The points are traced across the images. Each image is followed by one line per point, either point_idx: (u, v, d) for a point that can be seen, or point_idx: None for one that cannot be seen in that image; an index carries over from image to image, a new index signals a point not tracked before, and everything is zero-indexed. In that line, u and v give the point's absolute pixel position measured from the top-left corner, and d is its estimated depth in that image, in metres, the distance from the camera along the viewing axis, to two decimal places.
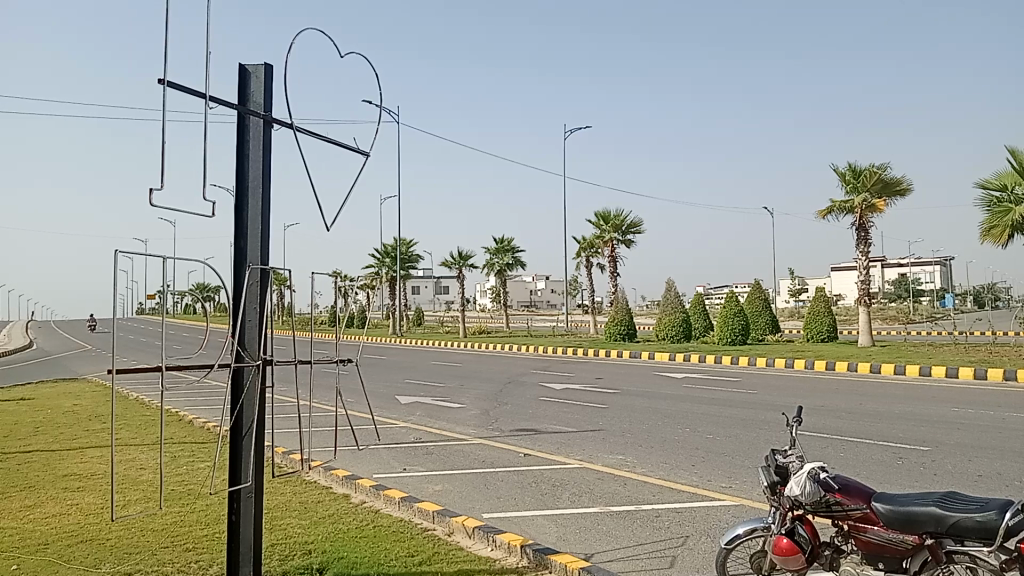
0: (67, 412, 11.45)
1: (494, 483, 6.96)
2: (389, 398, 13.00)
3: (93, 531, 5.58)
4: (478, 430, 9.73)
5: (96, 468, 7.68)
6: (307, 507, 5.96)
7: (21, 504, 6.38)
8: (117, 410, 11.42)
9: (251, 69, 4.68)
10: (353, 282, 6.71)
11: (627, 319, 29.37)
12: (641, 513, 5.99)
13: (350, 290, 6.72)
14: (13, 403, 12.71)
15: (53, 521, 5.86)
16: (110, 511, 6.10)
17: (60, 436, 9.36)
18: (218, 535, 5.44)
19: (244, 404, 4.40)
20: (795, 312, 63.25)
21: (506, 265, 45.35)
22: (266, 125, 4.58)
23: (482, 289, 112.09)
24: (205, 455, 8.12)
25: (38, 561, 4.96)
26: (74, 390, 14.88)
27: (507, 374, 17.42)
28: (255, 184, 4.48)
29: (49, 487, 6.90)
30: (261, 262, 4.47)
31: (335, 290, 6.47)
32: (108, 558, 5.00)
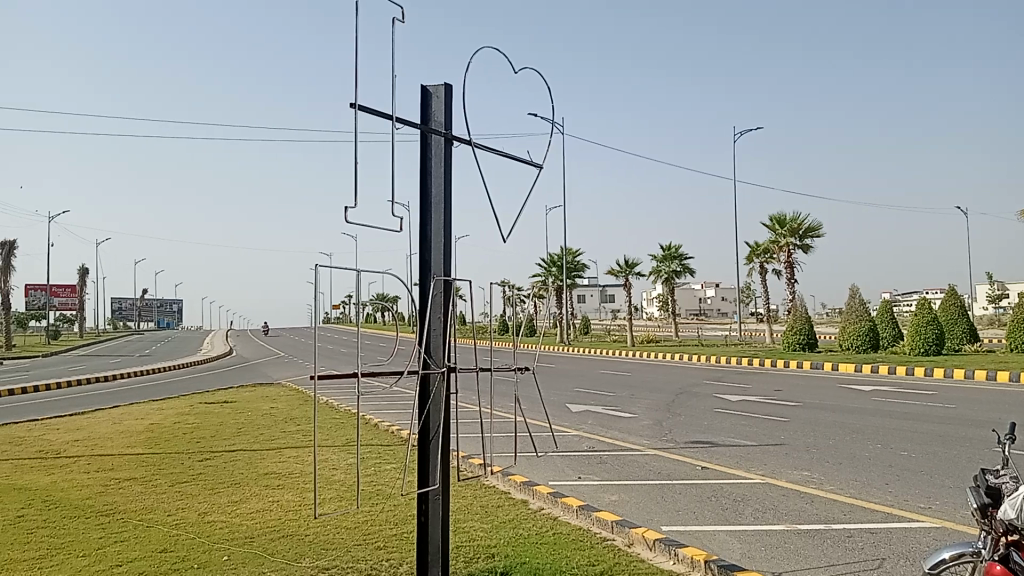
0: (265, 414, 12.36)
1: (673, 496, 6.83)
2: (561, 406, 13.12)
3: (293, 526, 5.98)
4: (652, 441, 9.63)
5: (293, 467, 8.23)
6: (488, 511, 6.11)
7: (229, 499, 6.95)
8: (309, 413, 12.19)
9: (432, 90, 4.89)
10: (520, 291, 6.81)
11: (806, 328, 28.11)
12: (831, 532, 5.71)
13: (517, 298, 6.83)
14: (218, 405, 13.85)
15: (257, 516, 6.33)
16: (309, 508, 6.52)
17: (260, 437, 10.10)
18: (406, 535, 5.68)
19: (432, 408, 4.59)
20: (997, 320, 58.11)
21: (674, 273, 44.61)
22: (447, 142, 4.77)
23: (650, 298, 110.80)
24: (390, 457, 8.52)
25: (245, 553, 5.37)
26: (271, 394, 16.03)
27: (679, 384, 17.12)
28: (438, 198, 4.66)
29: (252, 484, 7.46)
30: (444, 273, 4.65)
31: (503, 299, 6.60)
32: (307, 552, 5.34)
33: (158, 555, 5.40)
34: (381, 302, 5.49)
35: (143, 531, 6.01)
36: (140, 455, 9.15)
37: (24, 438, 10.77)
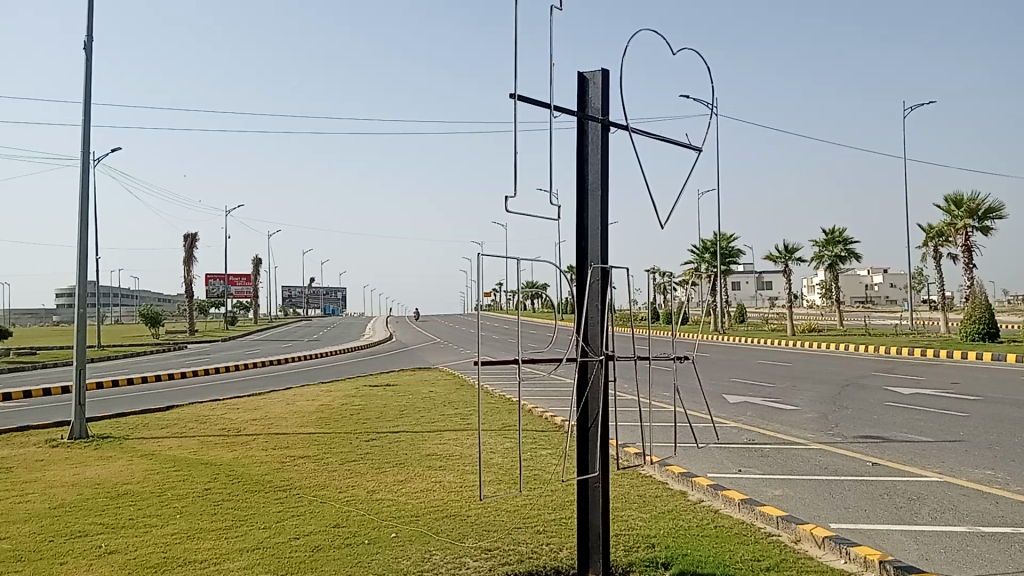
0: (425, 398, 12.80)
1: (841, 493, 6.53)
2: (718, 397, 12.83)
3: (456, 507, 6.17)
4: (816, 434, 9.24)
5: (454, 449, 8.50)
6: (646, 501, 6.06)
7: (395, 478, 7.26)
8: (467, 398, 12.52)
9: (589, 76, 4.87)
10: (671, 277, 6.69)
11: (986, 316, 26.09)
12: (1021, 536, 5.27)
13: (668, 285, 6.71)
14: (381, 389, 14.46)
15: (422, 495, 6.57)
16: (471, 490, 6.70)
17: (421, 419, 10.49)
18: (564, 520, 5.73)
19: (590, 396, 4.61)
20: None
21: (838, 257, 42.49)
22: (604, 129, 4.74)
23: (810, 286, 106.17)
24: (546, 442, 8.63)
25: (411, 531, 5.58)
26: (430, 378, 16.59)
27: (844, 375, 16.33)
28: (595, 185, 4.65)
29: (416, 464, 7.76)
30: (602, 261, 4.63)
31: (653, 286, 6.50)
32: (470, 533, 5.49)
33: (331, 529, 5.71)
34: (531, 290, 5.54)
35: (317, 506, 6.38)
36: (311, 434, 9.71)
37: (209, 417, 11.64)
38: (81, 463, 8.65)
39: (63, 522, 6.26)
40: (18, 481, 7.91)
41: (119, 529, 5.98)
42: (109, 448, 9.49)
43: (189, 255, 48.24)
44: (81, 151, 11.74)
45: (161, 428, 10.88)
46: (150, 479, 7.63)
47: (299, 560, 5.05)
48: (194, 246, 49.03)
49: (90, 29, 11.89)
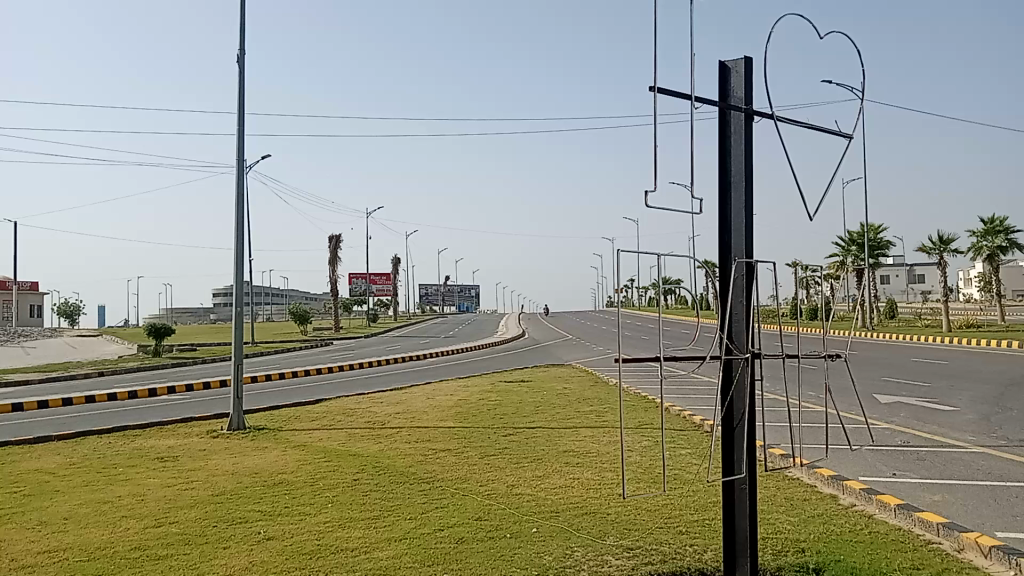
0: (560, 394, 12.83)
1: (1009, 500, 6.07)
2: (867, 396, 12.20)
3: (596, 504, 6.15)
4: (978, 437, 8.63)
5: (591, 446, 8.47)
6: (794, 504, 5.84)
7: (534, 473, 7.31)
8: (602, 395, 12.47)
9: (731, 65, 4.75)
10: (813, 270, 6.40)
11: None
12: None
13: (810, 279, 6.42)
14: (517, 385, 14.62)
15: (561, 492, 6.59)
16: (611, 487, 6.66)
17: (557, 415, 10.52)
18: (708, 522, 5.61)
19: (735, 394, 4.50)
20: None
21: (999, 248, 39.58)
22: (748, 118, 4.60)
23: (967, 279, 99.33)
24: (685, 442, 8.47)
25: (552, 527, 5.61)
26: (564, 375, 16.63)
27: (1009, 375, 15.16)
28: (738, 177, 4.51)
29: (554, 460, 7.79)
30: (746, 255, 4.50)
31: (795, 280, 6.23)
32: (611, 531, 5.46)
33: (474, 522, 5.82)
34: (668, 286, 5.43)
35: (459, 498, 6.51)
36: (451, 429, 9.94)
37: (355, 410, 12.12)
38: (240, 453, 9.20)
39: (225, 508, 6.67)
40: (185, 468, 8.50)
41: (276, 516, 6.31)
42: (264, 439, 10.05)
43: (333, 256, 50.41)
44: (237, 159, 12.49)
45: (311, 420, 11.42)
46: (302, 469, 8.03)
47: (444, 551, 5.18)
48: (338, 247, 51.18)
49: (242, 42, 12.63)
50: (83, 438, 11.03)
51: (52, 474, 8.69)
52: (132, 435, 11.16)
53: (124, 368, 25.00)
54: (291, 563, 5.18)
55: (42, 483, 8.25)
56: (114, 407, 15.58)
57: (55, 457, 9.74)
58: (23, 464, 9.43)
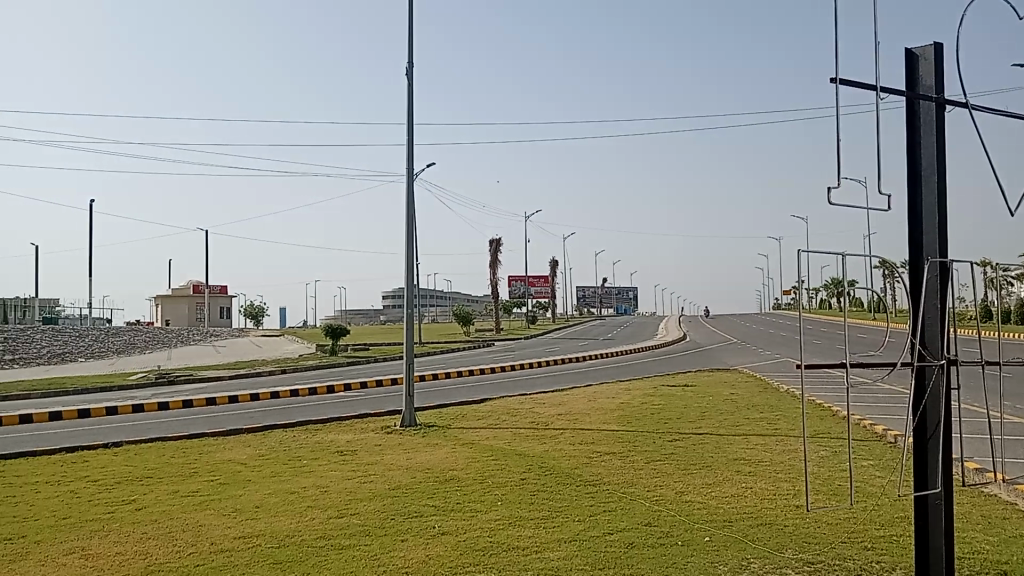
0: (727, 400, 12.48)
1: None
2: None
3: (771, 515, 5.93)
4: None
5: (762, 454, 8.19)
6: (992, 523, 5.39)
7: (703, 480, 7.15)
8: (772, 402, 12.02)
9: (919, 52, 4.44)
10: (1011, 268, 5.88)
11: None
12: None
13: (1006, 278, 5.91)
14: (681, 389, 14.36)
15: (733, 501, 6.40)
16: (786, 498, 6.41)
17: (725, 422, 10.25)
18: (896, 538, 5.28)
19: (929, 404, 4.21)
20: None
21: None
22: (940, 107, 4.28)
23: None
24: (865, 453, 8.01)
25: (726, 536, 5.46)
26: (731, 380, 16.16)
27: None
28: (929, 171, 4.21)
29: (724, 468, 7.59)
30: (939, 254, 4.19)
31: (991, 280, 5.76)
32: (789, 543, 5.24)
33: (644, 528, 5.74)
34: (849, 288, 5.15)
35: (627, 503, 6.46)
36: (616, 432, 9.88)
37: (519, 410, 12.29)
38: (412, 449, 9.56)
39: (400, 502, 6.94)
40: (362, 463, 8.92)
41: (449, 512, 6.50)
42: (435, 437, 10.38)
43: (494, 259, 51.44)
44: (408, 169, 13.02)
45: (477, 419, 11.69)
46: (472, 467, 8.23)
47: (614, 556, 5.15)
48: (498, 250, 52.21)
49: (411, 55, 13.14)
50: (269, 432, 11.83)
51: (244, 464, 9.36)
52: (313, 429, 11.83)
53: (303, 367, 26.60)
54: (465, 559, 5.32)
55: (235, 473, 8.91)
56: (295, 403, 16.59)
57: (246, 448, 10.49)
58: (219, 454, 10.21)
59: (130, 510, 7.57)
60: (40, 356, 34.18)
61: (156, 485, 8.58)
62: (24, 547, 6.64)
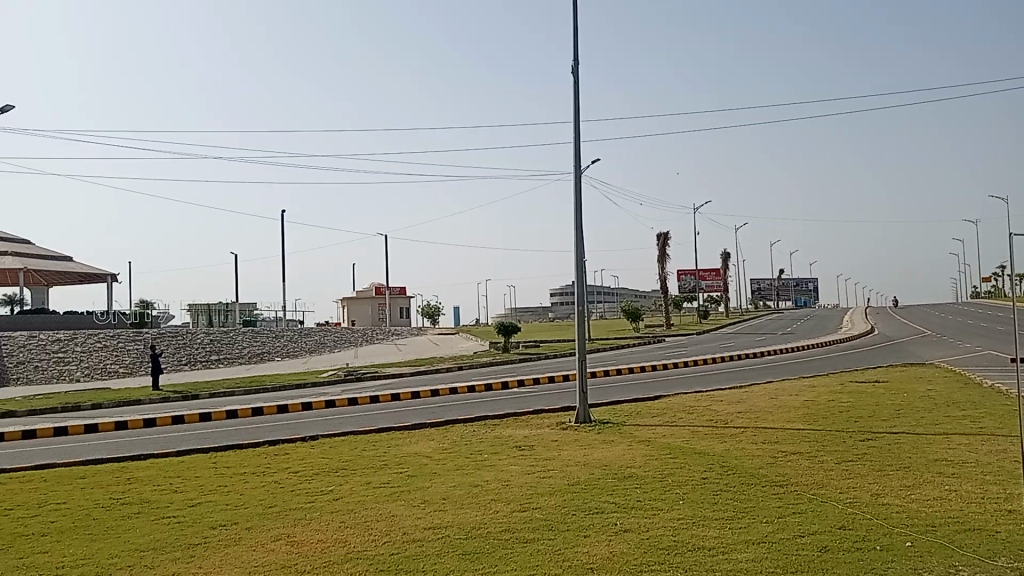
0: (923, 396, 11.68)
1: None
2: None
3: (981, 521, 5.50)
4: None
5: (966, 455, 7.61)
6: None
7: (901, 482, 6.73)
8: (976, 399, 11.12)
9: None
10: None
11: None
12: None
13: None
14: (871, 385, 13.59)
15: (937, 504, 5.98)
16: (997, 503, 5.92)
17: (921, 420, 9.61)
18: None
19: None
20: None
21: None
22: None
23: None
24: None
25: (929, 542, 5.13)
26: (926, 375, 15.10)
27: None
28: None
29: (923, 469, 7.11)
30: None
31: None
32: (1004, 552, 4.84)
33: (837, 531, 5.49)
34: None
35: (818, 505, 6.19)
36: (802, 430, 9.50)
37: (696, 407, 12.08)
38: (589, 445, 9.62)
39: (582, 498, 7.00)
40: (542, 458, 9.07)
41: (630, 509, 6.49)
42: (611, 433, 10.39)
43: (663, 253, 50.69)
44: (575, 167, 13.10)
45: (654, 417, 11.59)
46: (651, 464, 8.17)
47: (806, 559, 4.97)
48: (667, 244, 51.43)
49: (576, 53, 13.22)
50: (449, 427, 12.27)
51: (429, 457, 9.77)
52: (491, 424, 12.17)
53: (478, 364, 27.38)
54: (650, 557, 5.30)
55: (422, 465, 9.32)
56: (473, 399, 17.11)
57: (430, 442, 10.95)
58: (405, 448, 10.72)
59: (329, 499, 8.09)
60: (242, 356, 37.20)
61: (350, 476, 9.13)
62: (238, 532, 7.26)
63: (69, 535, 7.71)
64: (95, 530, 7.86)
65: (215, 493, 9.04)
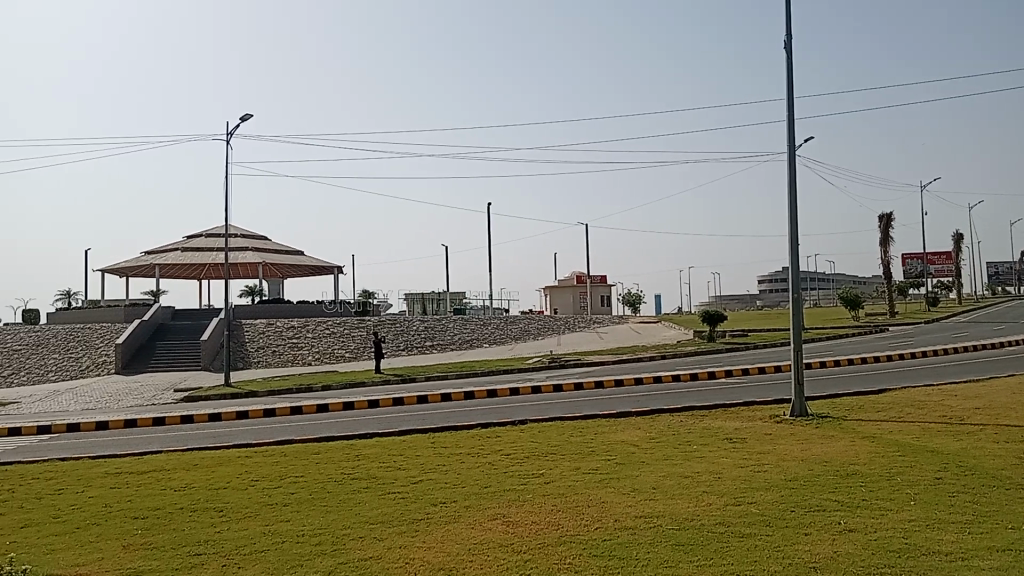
0: None
1: None
2: None
3: None
4: None
5: None
6: None
7: None
8: None
9: None
10: None
11: None
12: None
13: None
14: None
15: None
16: None
17: None
18: None
19: None
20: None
21: None
22: None
23: None
24: None
25: None
26: None
27: None
28: None
29: None
30: None
31: None
32: None
33: None
34: None
35: None
36: None
37: (926, 403, 11.18)
38: (807, 440, 9.19)
39: (801, 494, 6.71)
40: (755, 451, 8.78)
41: (856, 508, 6.14)
42: (829, 428, 9.86)
43: (884, 236, 47.21)
44: (788, 146, 12.53)
45: (877, 412, 10.87)
46: (876, 462, 7.67)
47: None
48: (889, 226, 47.80)
49: (789, 27, 12.63)
50: (656, 415, 12.19)
51: (637, 446, 9.74)
52: (700, 415, 11.96)
53: (683, 353, 26.96)
54: (879, 560, 5.01)
55: (630, 453, 9.32)
56: (680, 388, 16.86)
57: (637, 431, 10.93)
58: (613, 435, 10.76)
59: (539, 483, 8.29)
60: (453, 342, 38.93)
61: (560, 461, 9.31)
62: (455, 510, 7.62)
63: (308, 506, 8.43)
64: (329, 502, 8.55)
65: (434, 472, 9.54)
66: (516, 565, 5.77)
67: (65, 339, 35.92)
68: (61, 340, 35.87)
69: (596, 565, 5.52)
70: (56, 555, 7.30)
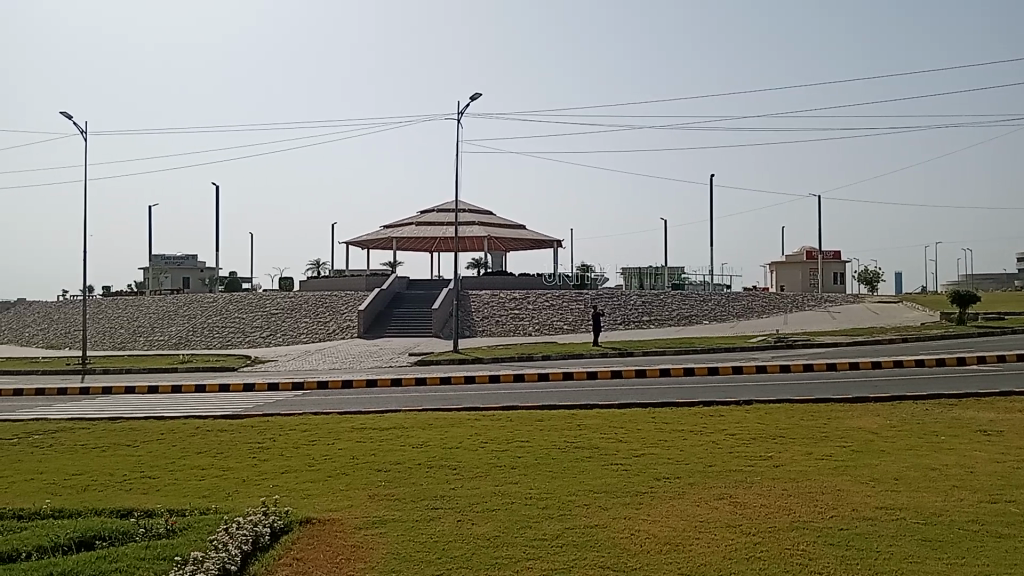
0: None
1: None
2: None
3: None
4: None
5: None
6: None
7: None
8: None
9: None
10: None
11: None
12: None
13: None
14: None
15: None
16: None
17: None
18: None
19: None
20: None
21: None
22: None
23: None
24: None
25: None
26: None
27: None
28: None
29: None
30: None
31: None
32: None
33: None
34: None
35: None
36: None
37: None
38: None
39: None
40: (1014, 446, 7.99)
41: None
42: None
43: None
44: None
45: None
46: None
47: None
48: None
49: None
50: (898, 402, 11.42)
51: (876, 434, 9.19)
52: (948, 403, 11.06)
53: (926, 335, 24.89)
54: None
55: (868, 441, 8.82)
56: (923, 375, 15.64)
57: (875, 418, 10.28)
58: (847, 421, 10.22)
59: (768, 465, 8.09)
60: (673, 317, 38.52)
61: (790, 445, 8.99)
62: (680, 486, 7.63)
63: (534, 470, 8.79)
64: (554, 468, 8.85)
65: (657, 446, 9.59)
66: (746, 546, 5.72)
67: (315, 305, 39.54)
68: (311, 305, 39.55)
69: (832, 554, 5.35)
70: (314, 499, 8.19)
